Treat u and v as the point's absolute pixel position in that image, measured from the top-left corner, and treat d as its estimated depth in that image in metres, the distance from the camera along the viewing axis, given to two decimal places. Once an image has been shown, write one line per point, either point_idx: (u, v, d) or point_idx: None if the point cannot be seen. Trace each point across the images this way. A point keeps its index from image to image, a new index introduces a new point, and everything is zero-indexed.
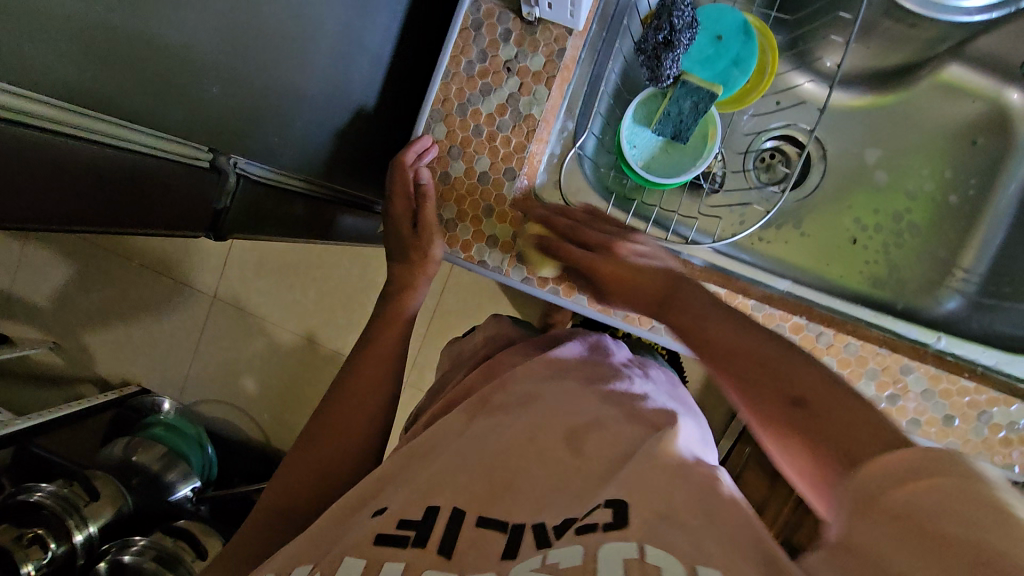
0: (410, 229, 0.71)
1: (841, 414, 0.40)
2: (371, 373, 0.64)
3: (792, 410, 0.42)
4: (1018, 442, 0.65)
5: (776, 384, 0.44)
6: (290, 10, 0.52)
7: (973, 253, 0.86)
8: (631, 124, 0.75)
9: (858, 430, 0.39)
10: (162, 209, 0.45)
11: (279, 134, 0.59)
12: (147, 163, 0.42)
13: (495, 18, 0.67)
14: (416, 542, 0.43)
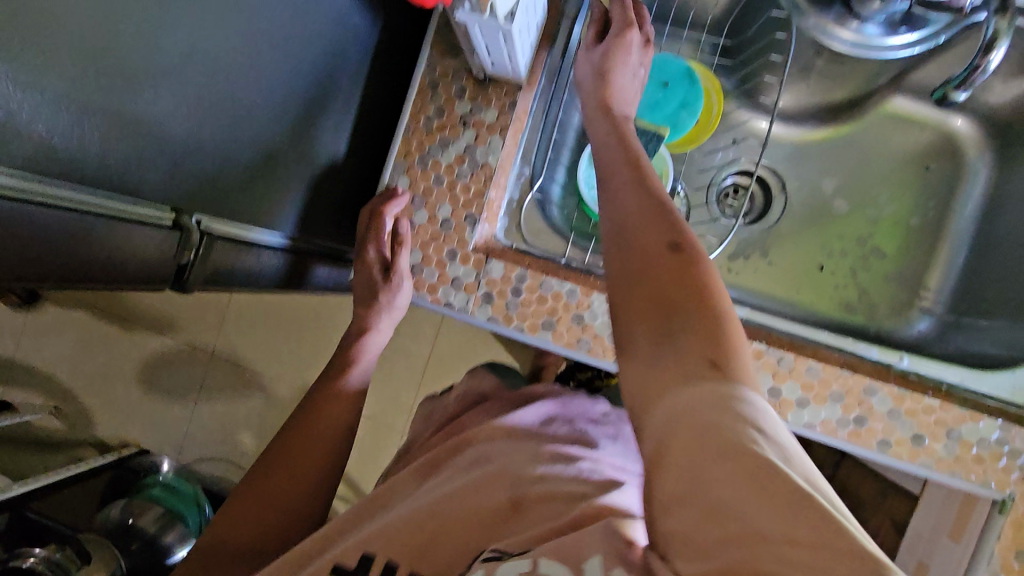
0: (380, 275, 0.75)
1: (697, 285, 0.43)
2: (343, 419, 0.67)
3: (660, 262, 0.45)
4: (990, 459, 0.64)
5: (654, 248, 0.45)
6: (250, 81, 0.57)
7: (938, 274, 0.88)
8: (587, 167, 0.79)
9: (695, 309, 0.42)
10: (132, 268, 0.50)
11: (247, 191, 0.63)
12: (116, 228, 0.46)
13: (449, 77, 0.73)
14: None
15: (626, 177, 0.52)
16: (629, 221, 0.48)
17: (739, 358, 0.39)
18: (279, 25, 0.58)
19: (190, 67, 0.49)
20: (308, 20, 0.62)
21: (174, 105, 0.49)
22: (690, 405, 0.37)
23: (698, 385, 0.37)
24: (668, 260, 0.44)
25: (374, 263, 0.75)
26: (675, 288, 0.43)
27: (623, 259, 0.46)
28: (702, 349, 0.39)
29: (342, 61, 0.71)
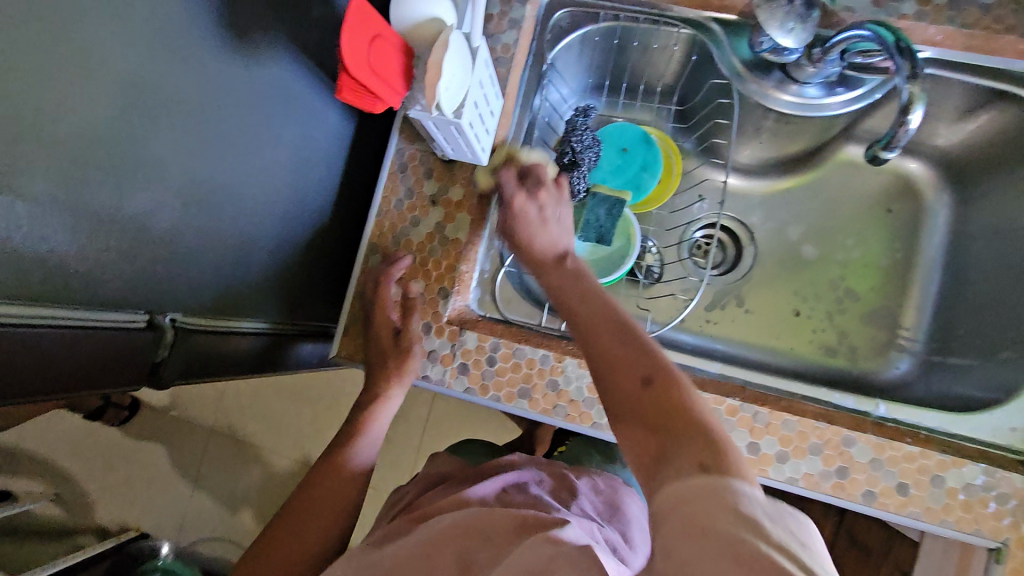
0: (392, 343, 0.74)
1: (674, 395, 0.48)
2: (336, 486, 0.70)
3: (645, 398, 0.48)
4: (979, 505, 0.63)
5: (634, 365, 0.51)
6: (221, 183, 0.60)
7: (913, 313, 0.89)
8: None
9: (680, 417, 0.46)
10: (105, 370, 0.53)
11: (224, 282, 0.65)
12: (81, 335, 0.49)
13: (417, 160, 0.77)
14: None
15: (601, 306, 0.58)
16: (604, 344, 0.54)
17: (731, 459, 0.40)
18: (250, 130, 0.62)
19: (161, 180, 0.53)
20: (278, 121, 0.67)
21: (147, 217, 0.52)
22: (682, 504, 0.37)
23: (687, 481, 0.38)
24: (651, 396, 0.48)
25: (385, 330, 0.75)
26: (661, 407, 0.47)
27: (614, 386, 0.51)
28: (696, 454, 0.41)
29: (314, 152, 0.75)
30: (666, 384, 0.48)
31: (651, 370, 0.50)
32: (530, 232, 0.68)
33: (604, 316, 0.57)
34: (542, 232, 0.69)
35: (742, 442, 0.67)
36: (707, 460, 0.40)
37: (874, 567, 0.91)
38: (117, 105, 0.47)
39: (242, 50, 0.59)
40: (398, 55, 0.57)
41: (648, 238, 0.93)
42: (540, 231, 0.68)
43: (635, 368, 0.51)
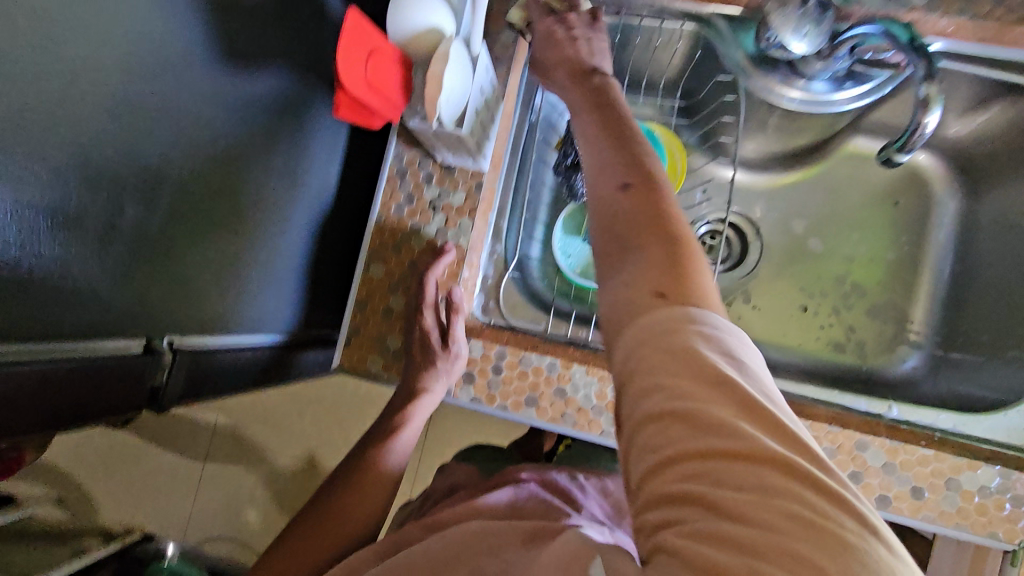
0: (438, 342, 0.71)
1: (646, 205, 0.45)
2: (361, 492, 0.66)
3: (620, 200, 0.46)
4: (994, 508, 0.62)
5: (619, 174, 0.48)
6: (215, 199, 0.58)
7: (922, 308, 0.87)
8: (562, 240, 0.82)
9: (651, 237, 0.44)
10: (108, 401, 0.51)
11: (221, 299, 0.63)
12: (82, 367, 0.47)
13: (416, 165, 0.74)
14: None
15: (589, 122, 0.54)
16: (591, 159, 0.51)
17: (693, 284, 0.40)
18: (246, 144, 0.60)
19: (149, 199, 0.50)
20: (271, 132, 0.64)
21: (135, 239, 0.50)
22: (640, 341, 0.38)
23: (650, 314, 0.39)
24: (631, 204, 0.46)
25: (432, 329, 0.71)
26: (636, 228, 0.45)
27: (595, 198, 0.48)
28: (659, 282, 0.40)
29: (311, 158, 0.73)
30: (644, 191, 0.46)
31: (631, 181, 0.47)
32: (567, 52, 0.61)
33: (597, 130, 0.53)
34: (568, 48, 0.61)
35: None
36: (670, 289, 0.40)
37: None
38: (103, 133, 0.45)
39: (231, 63, 0.56)
40: (397, 68, 0.55)
41: None
42: (569, 48, 0.61)
43: (615, 185, 0.47)
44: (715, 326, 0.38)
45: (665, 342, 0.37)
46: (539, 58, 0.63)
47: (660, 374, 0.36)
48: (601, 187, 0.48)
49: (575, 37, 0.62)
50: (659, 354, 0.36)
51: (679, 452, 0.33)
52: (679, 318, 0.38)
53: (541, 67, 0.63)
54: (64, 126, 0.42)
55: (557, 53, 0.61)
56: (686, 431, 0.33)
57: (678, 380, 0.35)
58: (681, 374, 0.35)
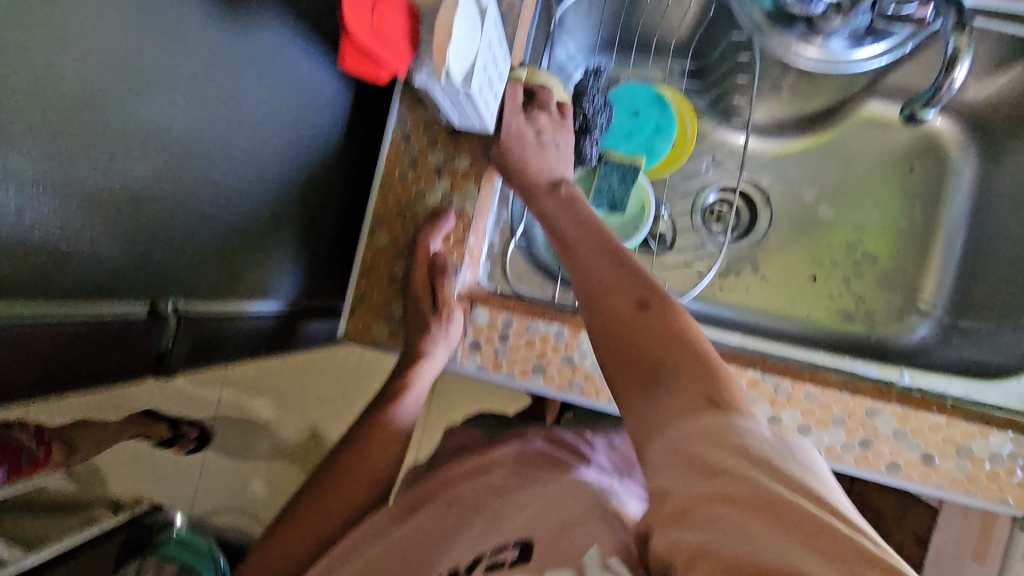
0: (428, 304, 0.70)
1: (662, 319, 0.49)
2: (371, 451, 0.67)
3: (633, 318, 0.49)
4: (1006, 475, 0.62)
5: (625, 293, 0.52)
6: (219, 163, 0.56)
7: (935, 276, 0.86)
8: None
9: (673, 347, 0.46)
10: (122, 360, 0.52)
11: (224, 264, 0.62)
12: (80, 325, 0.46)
13: (420, 128, 0.72)
14: None
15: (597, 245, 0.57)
16: (594, 278, 0.55)
17: (733, 394, 0.42)
18: (249, 100, 0.58)
19: (152, 163, 0.48)
20: (273, 89, 0.62)
21: (137, 202, 0.48)
22: (694, 445, 0.38)
23: (700, 419, 0.40)
24: (643, 320, 0.49)
25: (423, 292, 0.70)
26: (661, 347, 0.47)
27: (607, 318, 0.51)
28: (698, 390, 0.42)
29: (312, 122, 0.70)
30: (655, 307, 0.49)
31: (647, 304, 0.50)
32: (523, 162, 0.68)
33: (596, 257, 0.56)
34: (537, 158, 0.68)
35: (762, 414, 0.66)
36: (716, 401, 0.41)
37: (886, 529, 0.91)
38: (109, 83, 0.43)
39: (235, 15, 0.54)
40: (404, 18, 0.52)
41: (661, 205, 0.90)
42: (541, 157, 0.68)
43: (625, 306, 0.51)
44: (760, 429, 0.39)
45: (729, 444, 0.37)
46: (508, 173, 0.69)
47: (728, 464, 0.36)
48: (609, 307, 0.51)
49: (543, 142, 0.69)
50: (721, 458, 0.36)
51: (763, 547, 0.32)
52: (732, 423, 0.39)
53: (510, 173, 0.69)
54: (70, 74, 0.40)
55: (527, 164, 0.68)
56: (767, 524, 0.33)
57: (754, 478, 0.35)
58: (751, 470, 0.35)
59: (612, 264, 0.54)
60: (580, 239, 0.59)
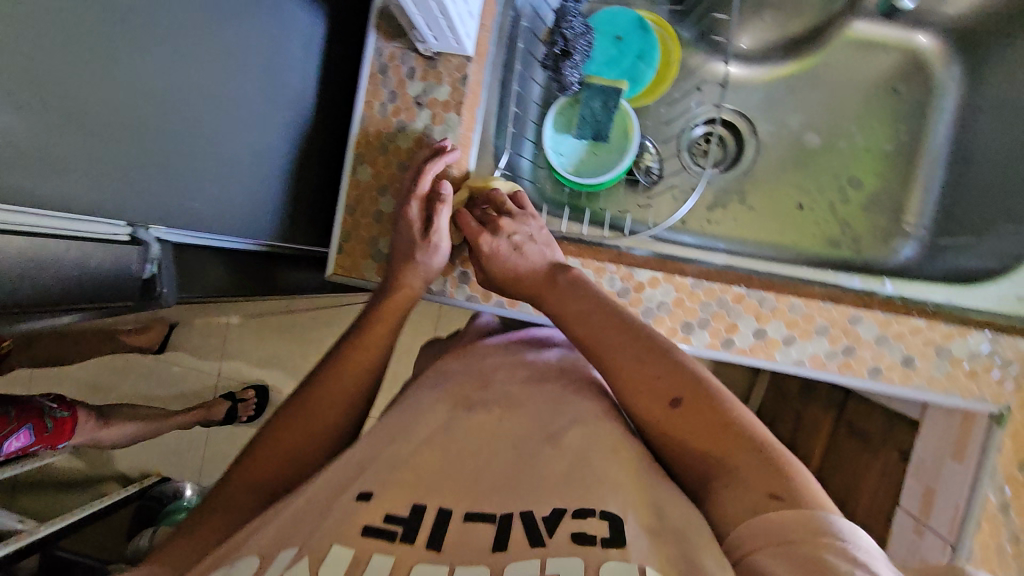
0: (421, 237, 0.68)
1: (704, 408, 0.48)
2: (358, 365, 0.63)
3: (673, 420, 0.49)
4: (982, 373, 0.64)
5: (663, 388, 0.51)
6: (193, 84, 0.56)
7: (919, 197, 0.86)
8: (551, 137, 0.79)
9: (725, 437, 0.46)
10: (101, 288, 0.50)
11: (205, 192, 0.62)
12: (69, 250, 0.46)
13: (398, 60, 0.72)
14: (405, 538, 0.40)
15: (621, 332, 0.56)
16: (627, 375, 0.53)
17: (800, 484, 0.41)
18: (220, 27, 0.59)
19: (125, 79, 0.48)
20: (244, 18, 0.62)
21: (110, 120, 0.48)
22: (774, 535, 0.38)
23: (773, 509, 0.39)
24: (683, 418, 0.49)
25: (415, 223, 0.68)
26: (715, 437, 0.46)
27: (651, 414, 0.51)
28: (764, 481, 0.42)
29: (287, 54, 0.70)
30: (693, 404, 0.49)
31: (690, 398, 0.49)
32: (507, 269, 0.66)
33: (618, 348, 0.55)
34: (521, 257, 0.66)
35: (748, 328, 0.67)
36: (785, 490, 0.41)
37: (877, 452, 0.93)
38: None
39: None
40: None
41: (645, 138, 0.89)
42: (520, 260, 0.66)
43: (666, 403, 0.50)
44: (840, 521, 0.38)
45: (798, 528, 0.37)
46: (492, 274, 0.68)
47: (811, 550, 0.35)
48: (649, 405, 0.51)
49: (518, 245, 0.66)
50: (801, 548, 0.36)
51: None
52: (809, 512, 0.38)
53: (504, 282, 0.67)
54: None
55: (509, 267, 0.66)
56: None
57: (832, 561, 0.34)
58: (828, 554, 0.35)
59: (637, 354, 0.54)
60: (606, 324, 0.57)
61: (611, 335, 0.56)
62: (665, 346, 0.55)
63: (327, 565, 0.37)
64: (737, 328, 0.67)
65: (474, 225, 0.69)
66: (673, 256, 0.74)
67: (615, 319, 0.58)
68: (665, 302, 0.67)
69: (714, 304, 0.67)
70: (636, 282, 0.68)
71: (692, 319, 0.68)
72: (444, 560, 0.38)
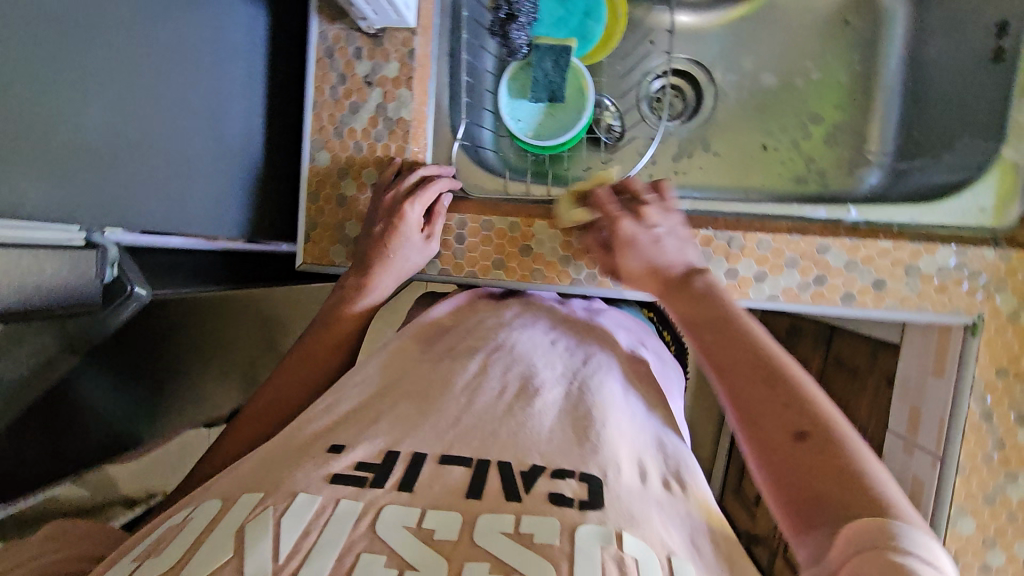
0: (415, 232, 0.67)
1: (829, 442, 0.39)
2: (337, 332, 0.62)
3: (790, 450, 0.40)
4: (953, 286, 0.64)
5: (781, 410, 0.42)
6: (128, 85, 0.56)
7: (878, 129, 0.86)
8: (508, 104, 0.79)
9: (844, 482, 0.37)
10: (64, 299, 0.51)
11: (163, 192, 0.62)
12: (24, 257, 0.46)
13: (342, 41, 0.72)
14: (374, 481, 0.41)
15: (738, 341, 0.47)
16: (738, 389, 0.45)
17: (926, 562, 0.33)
18: (151, 28, 0.58)
19: (47, 81, 0.48)
20: (179, 16, 0.62)
21: (38, 125, 0.48)
22: None
23: None
24: (803, 454, 0.39)
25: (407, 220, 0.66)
26: (830, 474, 0.38)
27: (757, 438, 0.42)
28: (878, 543, 0.34)
29: (232, 48, 0.70)
30: (822, 442, 0.39)
31: (809, 425, 0.41)
32: (644, 264, 0.59)
33: (732, 360, 0.46)
34: (657, 251, 0.59)
35: (719, 270, 0.68)
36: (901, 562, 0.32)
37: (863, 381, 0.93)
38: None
39: None
40: None
41: (604, 96, 0.89)
42: (656, 251, 0.59)
43: (782, 425, 0.41)
44: None
45: None
46: (627, 268, 0.61)
47: None
48: (760, 425, 0.42)
49: (659, 237, 0.60)
50: None
51: None
52: None
53: (636, 278, 0.61)
54: None
55: (649, 259, 0.59)
56: None
57: None
58: None
59: (759, 372, 0.45)
60: (723, 333, 0.49)
61: (725, 341, 0.48)
62: (790, 366, 0.45)
63: (295, 509, 0.38)
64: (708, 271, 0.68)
65: (613, 206, 0.63)
66: None
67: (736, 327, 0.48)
68: None
69: None
70: None
71: None
72: (416, 502, 0.39)
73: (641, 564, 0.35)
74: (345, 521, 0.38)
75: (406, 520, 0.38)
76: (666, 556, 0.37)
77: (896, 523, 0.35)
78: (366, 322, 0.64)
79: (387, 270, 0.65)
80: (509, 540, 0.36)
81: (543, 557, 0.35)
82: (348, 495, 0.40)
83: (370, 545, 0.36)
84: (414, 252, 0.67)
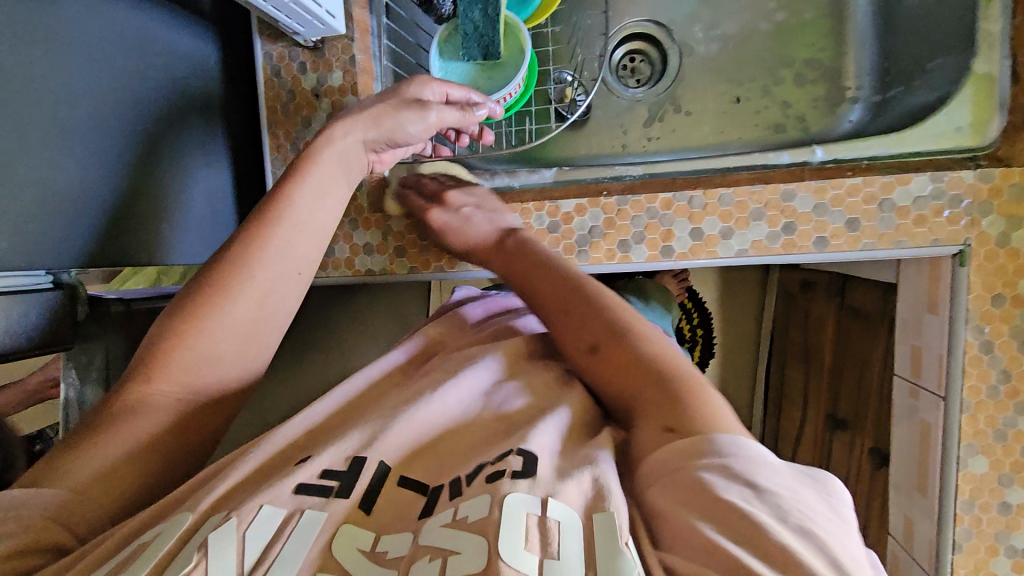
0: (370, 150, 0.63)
1: (616, 343, 0.47)
2: (223, 289, 0.50)
3: (595, 365, 0.49)
4: (933, 216, 0.61)
5: (581, 323, 0.50)
6: (73, 136, 0.59)
7: (855, 63, 0.82)
8: (440, 66, 0.76)
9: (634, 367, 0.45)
10: (54, 333, 0.65)
11: (123, 233, 0.66)
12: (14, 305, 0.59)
13: (288, 59, 0.74)
14: (338, 492, 0.40)
15: (544, 272, 0.56)
16: (549, 311, 0.54)
17: (704, 415, 0.39)
18: (100, 79, 0.61)
19: None
20: (132, 61, 0.65)
21: None
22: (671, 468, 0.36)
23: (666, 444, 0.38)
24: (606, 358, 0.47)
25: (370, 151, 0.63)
26: (627, 366, 0.46)
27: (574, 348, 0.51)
28: (664, 416, 0.40)
29: (188, 84, 0.72)
30: (609, 350, 0.47)
31: (604, 329, 0.49)
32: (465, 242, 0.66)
33: (539, 290, 0.55)
34: (467, 228, 0.66)
35: (683, 231, 0.67)
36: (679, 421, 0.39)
37: (856, 320, 0.90)
38: None
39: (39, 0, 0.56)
40: None
41: (565, 72, 0.88)
42: (467, 227, 0.66)
43: (584, 332, 0.50)
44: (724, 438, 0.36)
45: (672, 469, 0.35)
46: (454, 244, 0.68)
47: (685, 500, 0.34)
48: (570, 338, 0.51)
49: (466, 216, 0.67)
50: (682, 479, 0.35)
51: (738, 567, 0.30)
52: (688, 443, 0.36)
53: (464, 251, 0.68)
54: None
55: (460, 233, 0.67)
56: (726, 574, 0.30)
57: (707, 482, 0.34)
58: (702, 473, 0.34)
59: (559, 306, 0.53)
60: (531, 272, 0.57)
61: (533, 279, 0.56)
62: (580, 283, 0.53)
63: (259, 522, 0.38)
64: (673, 234, 0.67)
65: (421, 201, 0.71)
66: (589, 178, 0.72)
67: (536, 265, 0.57)
68: (596, 225, 0.69)
69: (645, 216, 0.68)
70: (565, 214, 0.70)
71: (628, 236, 0.68)
72: (371, 524, 0.39)
73: (564, 527, 0.34)
74: (306, 534, 0.37)
75: (360, 542, 0.37)
76: (588, 514, 0.35)
77: (676, 376, 0.43)
78: (292, 277, 0.54)
79: (292, 229, 0.54)
80: (448, 529, 0.35)
81: (474, 536, 0.34)
82: (308, 508, 0.39)
83: (325, 565, 0.36)
84: (335, 146, 0.59)
